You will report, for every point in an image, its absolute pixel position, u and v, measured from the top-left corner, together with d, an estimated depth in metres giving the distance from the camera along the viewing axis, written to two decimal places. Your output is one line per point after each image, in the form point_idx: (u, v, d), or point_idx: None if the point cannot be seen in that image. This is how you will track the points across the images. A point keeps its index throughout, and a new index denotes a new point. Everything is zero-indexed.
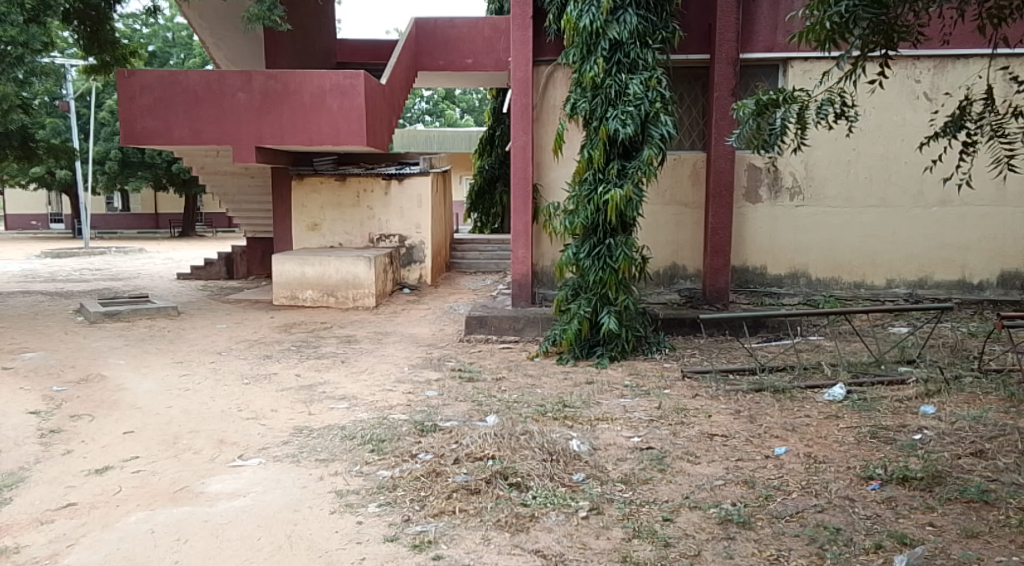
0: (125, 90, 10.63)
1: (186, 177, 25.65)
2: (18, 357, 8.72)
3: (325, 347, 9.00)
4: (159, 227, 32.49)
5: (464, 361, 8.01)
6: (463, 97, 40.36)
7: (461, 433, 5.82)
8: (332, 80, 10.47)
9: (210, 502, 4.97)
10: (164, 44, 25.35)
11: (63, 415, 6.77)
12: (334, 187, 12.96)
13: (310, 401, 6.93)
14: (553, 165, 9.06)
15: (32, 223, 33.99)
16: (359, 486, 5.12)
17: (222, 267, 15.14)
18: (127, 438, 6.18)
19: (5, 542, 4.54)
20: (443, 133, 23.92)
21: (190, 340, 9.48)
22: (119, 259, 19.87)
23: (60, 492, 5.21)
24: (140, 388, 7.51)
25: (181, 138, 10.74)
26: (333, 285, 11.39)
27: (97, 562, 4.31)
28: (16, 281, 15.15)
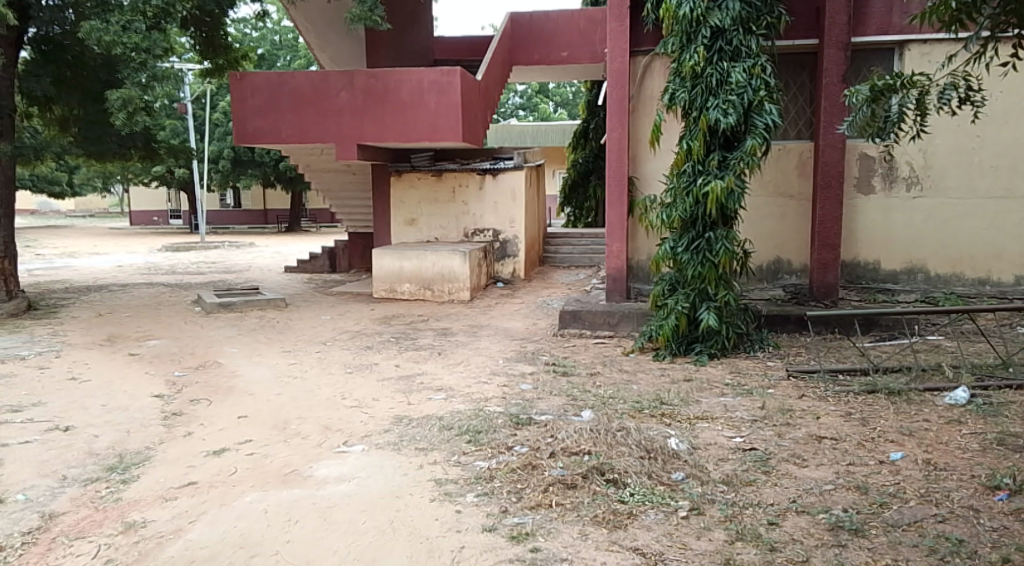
0: (238, 91, 11.11)
1: (292, 174, 26.64)
2: (143, 344, 9.26)
3: (423, 339, 9.17)
4: (267, 222, 33.87)
5: (559, 355, 8.00)
6: (559, 90, 40.31)
7: (557, 427, 5.81)
8: (431, 77, 10.64)
9: (318, 486, 5.14)
10: (272, 48, 26.36)
11: (184, 398, 7.15)
12: (430, 182, 13.19)
13: (409, 391, 7.08)
14: (650, 157, 8.92)
15: (154, 219, 36.03)
16: (457, 476, 5.20)
17: (326, 260, 15.64)
18: (241, 422, 6.46)
19: (134, 516, 4.82)
20: (539, 127, 24.01)
21: (297, 330, 9.84)
22: (233, 253, 20.81)
23: (182, 470, 5.50)
24: (252, 375, 7.84)
25: (288, 138, 11.11)
26: (430, 279, 11.57)
27: (215, 538, 4.52)
28: (140, 273, 16.08)
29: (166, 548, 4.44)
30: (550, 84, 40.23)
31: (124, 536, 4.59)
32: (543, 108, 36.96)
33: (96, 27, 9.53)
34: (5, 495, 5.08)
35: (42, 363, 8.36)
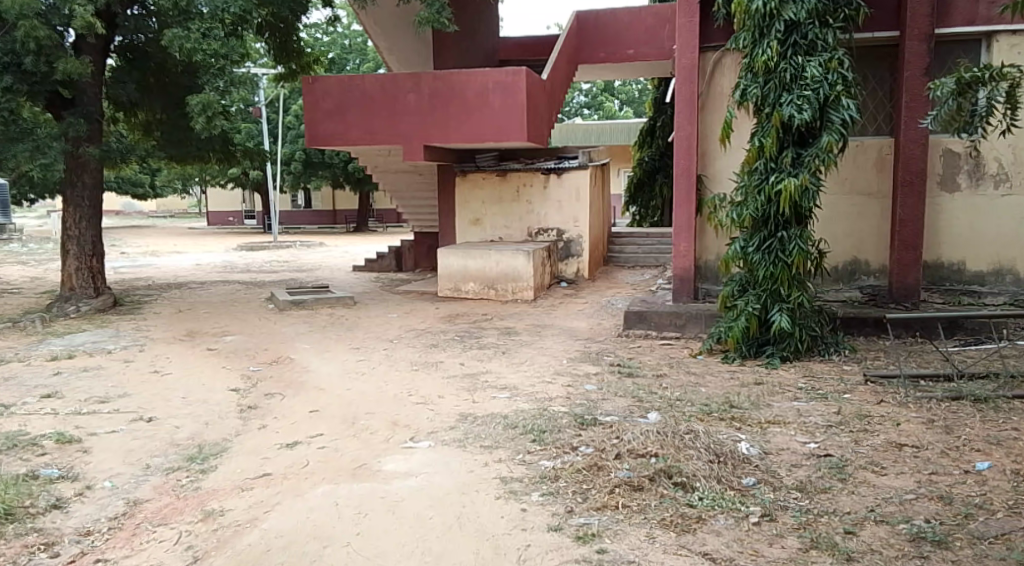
0: (310, 94, 11.47)
1: (361, 176, 27.12)
2: (220, 339, 9.55)
3: (488, 337, 9.21)
4: (336, 222, 34.55)
5: (624, 356, 7.94)
6: (624, 88, 40.04)
7: (622, 429, 5.76)
8: (496, 78, 10.66)
9: (386, 481, 5.21)
10: (342, 52, 26.90)
11: (259, 392, 7.35)
12: (495, 183, 13.25)
13: (474, 389, 7.12)
14: (718, 156, 8.79)
15: (230, 220, 37.12)
16: (522, 474, 5.20)
17: (392, 259, 15.88)
18: (312, 417, 6.61)
19: (212, 505, 4.98)
20: (604, 126, 23.92)
21: (365, 328, 10.00)
22: (305, 252, 21.29)
23: (257, 462, 5.64)
24: (323, 371, 8.01)
25: (357, 139, 11.31)
26: (494, 278, 11.60)
27: (289, 528, 4.62)
28: (217, 271, 16.61)
29: (243, 536, 4.56)
30: (616, 82, 40.02)
31: (203, 524, 4.73)
32: (607, 106, 36.75)
33: (178, 34, 9.79)
34: (93, 481, 5.28)
35: (126, 356, 8.70)
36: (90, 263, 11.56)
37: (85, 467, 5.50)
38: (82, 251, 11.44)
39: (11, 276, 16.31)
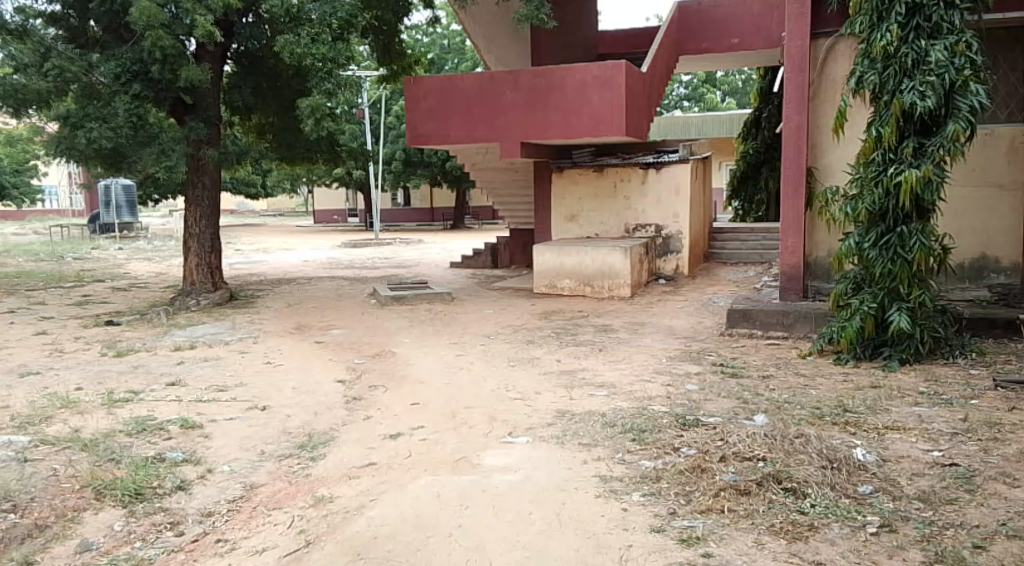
0: (411, 95, 11.63)
1: (458, 173, 27.47)
2: (326, 332, 9.86)
3: (584, 334, 9.16)
4: (434, 220, 35.17)
5: (727, 356, 7.73)
6: (726, 79, 39.18)
7: (727, 431, 5.61)
8: (594, 72, 10.52)
9: (486, 474, 5.24)
10: (441, 52, 27.34)
11: (363, 384, 7.54)
12: (591, 178, 13.18)
13: (571, 386, 7.08)
14: (831, 147, 8.45)
15: (334, 218, 38.31)
16: (623, 474, 5.14)
17: (488, 256, 16.03)
18: (413, 409, 6.72)
19: (322, 491, 5.13)
20: (705, 118, 23.44)
21: (463, 323, 10.11)
22: (404, 249, 21.74)
23: (362, 452, 5.78)
24: (424, 364, 8.14)
25: (457, 138, 11.47)
26: (590, 275, 11.51)
27: (394, 517, 4.70)
28: (323, 267, 17.14)
29: (351, 523, 4.67)
30: (718, 73, 39.18)
31: (314, 509, 4.88)
32: (708, 98, 35.95)
33: (289, 41, 10.22)
34: (213, 465, 5.51)
35: (242, 348, 9.08)
36: (208, 259, 12.16)
37: (206, 451, 5.75)
38: (202, 247, 12.03)
39: (138, 272, 17.32)
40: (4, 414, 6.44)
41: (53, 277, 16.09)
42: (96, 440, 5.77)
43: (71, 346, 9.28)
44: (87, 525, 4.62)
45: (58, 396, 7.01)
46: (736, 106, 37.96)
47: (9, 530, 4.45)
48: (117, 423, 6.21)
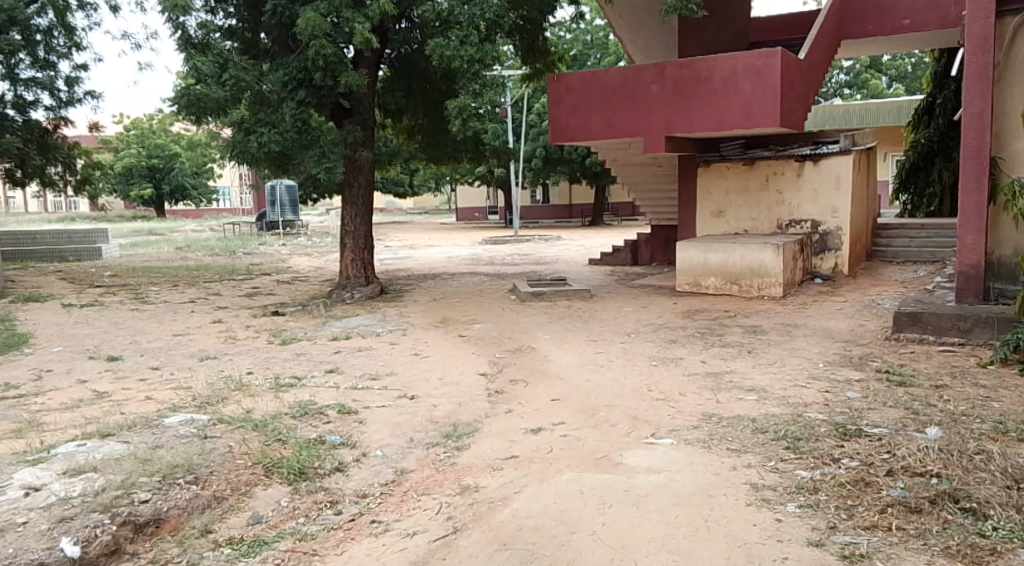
0: (553, 92, 11.74)
1: (598, 170, 27.26)
2: (469, 327, 10.00)
3: (732, 335, 8.82)
4: (573, 217, 35.17)
5: (893, 362, 7.22)
6: (893, 63, 36.79)
7: (895, 443, 5.22)
8: (746, 61, 10.08)
9: (629, 474, 5.12)
10: (584, 47, 27.25)
11: (505, 378, 7.60)
12: (741, 172, 12.70)
13: (718, 389, 6.81)
14: (1019, 136, 7.75)
15: (475, 215, 39.03)
16: (776, 483, 4.88)
17: (628, 254, 15.79)
18: (554, 405, 6.69)
19: (467, 481, 5.18)
20: (869, 107, 22.11)
21: (603, 320, 9.98)
22: (543, 246, 21.82)
23: (505, 444, 5.81)
24: (564, 361, 8.08)
25: (598, 133, 11.40)
26: (739, 273, 11.08)
27: (537, 511, 4.67)
28: (466, 263, 17.44)
29: (497, 513, 4.69)
30: (883, 57, 36.86)
31: (461, 497, 4.94)
32: (872, 83, 33.80)
33: (439, 44, 10.51)
34: (367, 450, 5.70)
35: (392, 339, 9.38)
36: (362, 255, 12.65)
37: (361, 436, 5.96)
38: (356, 244, 12.53)
39: (298, 266, 18.33)
40: (186, 394, 6.94)
41: (224, 270, 17.30)
42: (265, 421, 6.04)
43: (241, 334, 9.91)
44: (258, 500, 4.83)
45: (233, 379, 7.49)
46: (904, 92, 35.53)
47: (192, 500, 4.63)
48: (283, 406, 6.54)
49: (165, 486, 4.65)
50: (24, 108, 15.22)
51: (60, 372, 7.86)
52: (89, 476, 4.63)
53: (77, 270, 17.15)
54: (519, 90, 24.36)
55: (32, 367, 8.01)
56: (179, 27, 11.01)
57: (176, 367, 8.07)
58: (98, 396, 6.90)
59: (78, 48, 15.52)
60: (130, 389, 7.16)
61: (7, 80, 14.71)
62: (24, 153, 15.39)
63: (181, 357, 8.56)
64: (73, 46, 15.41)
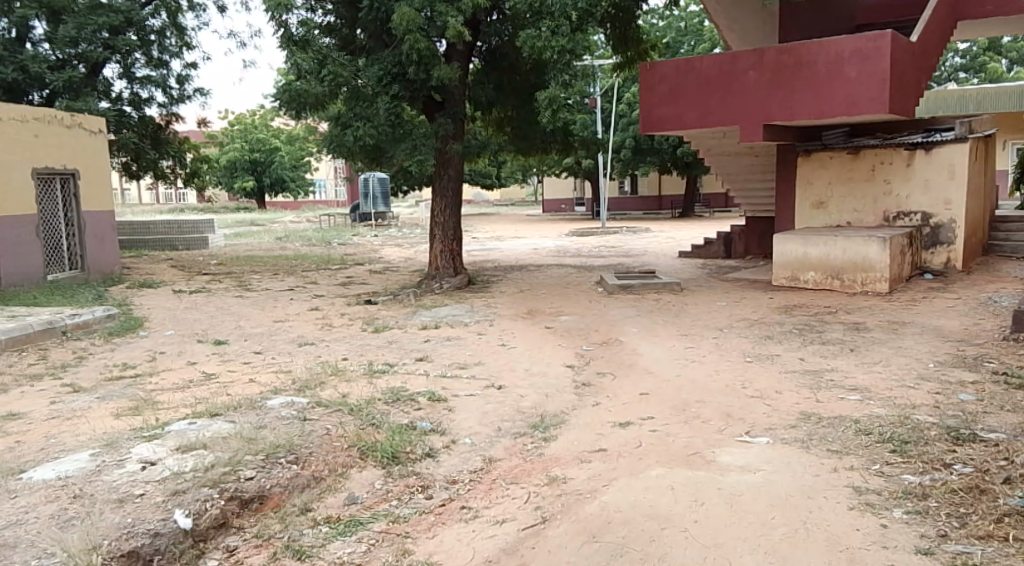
0: (646, 82, 11.62)
1: (689, 160, 26.79)
2: (556, 318, 9.98)
3: (832, 332, 8.50)
4: (662, 208, 34.77)
5: (1010, 364, 6.82)
6: (1012, 45, 34.87)
7: (1013, 450, 4.96)
8: (852, 45, 9.69)
9: (723, 472, 5.00)
10: (677, 35, 26.80)
11: (593, 370, 7.55)
12: (844, 161, 12.19)
13: (818, 388, 6.58)
14: None
15: (562, 207, 38.98)
16: (881, 487, 4.68)
17: (721, 246, 15.44)
18: (643, 399, 6.59)
19: (556, 471, 5.17)
20: (985, 91, 20.95)
21: (694, 314, 9.79)
22: (631, 238, 21.57)
23: (593, 437, 5.77)
24: (652, 355, 7.95)
25: (691, 123, 11.20)
26: (840, 268, 10.69)
27: (628, 505, 4.62)
28: (553, 255, 17.39)
29: (586, 505, 4.66)
30: (1003, 38, 34.84)
31: (549, 488, 4.92)
32: (990, 67, 31.99)
33: (531, 35, 10.47)
34: (456, 437, 5.75)
35: (480, 329, 9.44)
36: (450, 246, 12.76)
37: (451, 423, 6.02)
38: (445, 235, 12.65)
39: (390, 256, 18.70)
40: (286, 377, 7.17)
41: (321, 259, 17.81)
42: (360, 405, 6.17)
43: (336, 321, 10.16)
44: (353, 481, 4.95)
45: (329, 364, 7.71)
46: None
47: (293, 479, 4.78)
48: (376, 392, 6.67)
49: (268, 465, 4.81)
50: (139, 105, 15.99)
51: (172, 354, 8.24)
52: (199, 453, 4.83)
53: (185, 257, 17.97)
54: (609, 80, 24.17)
55: (146, 349, 8.43)
56: (282, 25, 11.35)
57: (277, 352, 8.34)
58: (206, 377, 7.20)
59: (189, 47, 16.24)
60: (234, 371, 7.46)
61: (125, 79, 15.52)
62: (140, 147, 16.19)
63: (281, 342, 8.84)
64: (184, 46, 16.10)
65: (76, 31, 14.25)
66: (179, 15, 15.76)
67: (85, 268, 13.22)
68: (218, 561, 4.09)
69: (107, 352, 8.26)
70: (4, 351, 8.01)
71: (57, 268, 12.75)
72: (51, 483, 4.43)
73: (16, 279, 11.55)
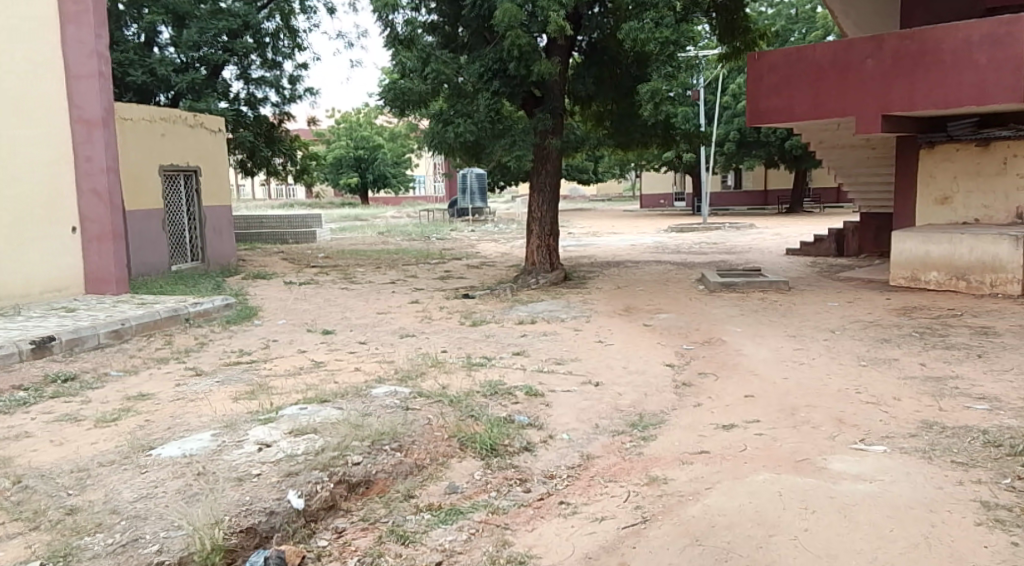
0: (755, 72, 11.27)
1: (798, 154, 25.97)
2: (656, 316, 9.83)
3: (955, 337, 8.04)
4: (767, 203, 33.88)
5: None
6: None
7: None
8: (982, 30, 9.15)
9: (835, 480, 4.80)
10: (787, 23, 25.97)
11: (694, 370, 7.39)
12: (972, 154, 11.52)
13: (940, 395, 6.23)
14: None
15: (661, 202, 38.41)
16: (1012, 502, 4.40)
17: (833, 243, 14.84)
18: (747, 401, 6.39)
19: (657, 472, 5.07)
20: None
21: (803, 315, 9.45)
22: (734, 234, 21.03)
23: (695, 438, 5.64)
24: (757, 356, 7.72)
25: (802, 114, 10.81)
26: (967, 268, 10.12)
27: (733, 509, 4.49)
28: (651, 251, 17.16)
29: (688, 507, 4.55)
30: None
31: (649, 488, 4.84)
32: None
33: (634, 27, 10.30)
34: (554, 432, 5.73)
35: (577, 325, 9.40)
36: (547, 242, 12.71)
37: (548, 418, 6.01)
38: (542, 231, 12.62)
39: (487, 251, 18.86)
40: (389, 367, 7.32)
41: (421, 253, 18.15)
42: (459, 397, 6.23)
43: (436, 314, 10.31)
44: (454, 471, 5.01)
45: (430, 356, 7.82)
46: None
47: (397, 465, 4.88)
48: (474, 384, 6.73)
49: (373, 451, 4.90)
50: (255, 105, 16.67)
51: (284, 342, 8.54)
52: (310, 437, 4.97)
53: (294, 251, 18.65)
54: (713, 72, 23.66)
55: (259, 337, 8.77)
56: (388, 25, 11.59)
57: (380, 343, 8.53)
58: (315, 365, 7.44)
59: (300, 49, 16.79)
60: (341, 360, 7.68)
61: (242, 80, 16.17)
62: (254, 145, 16.88)
63: (384, 334, 9.04)
64: (296, 47, 16.70)
65: (198, 35, 15.00)
66: (292, 18, 16.37)
67: (205, 259, 13.90)
68: (329, 541, 4.20)
69: (224, 339, 8.65)
70: (134, 335, 8.49)
71: (180, 260, 13.44)
72: (177, 460, 4.65)
73: (144, 270, 12.24)
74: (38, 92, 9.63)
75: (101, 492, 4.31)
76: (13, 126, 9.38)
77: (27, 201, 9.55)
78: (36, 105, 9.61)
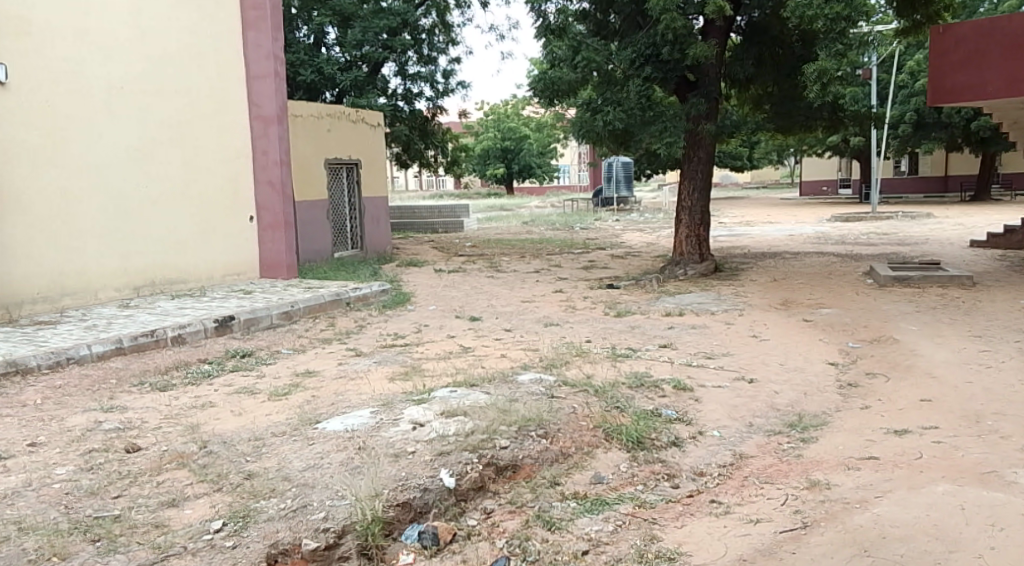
0: (939, 48, 10.44)
1: (986, 135, 24.09)
2: (817, 311, 9.32)
3: None
4: (948, 190, 31.73)
5: None
6: None
7: None
8: None
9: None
10: None
11: (860, 370, 6.95)
12: None
13: None
14: None
15: (823, 189, 36.61)
16: None
17: None
18: (923, 406, 5.92)
19: (818, 476, 4.79)
20: None
21: (989, 313, 8.69)
22: (906, 224, 19.69)
23: (862, 443, 5.28)
24: (934, 356, 7.15)
25: (994, 91, 9.94)
26: None
27: (908, 521, 4.15)
28: (811, 241, 16.34)
29: (855, 515, 4.26)
30: None
31: (810, 492, 4.58)
32: None
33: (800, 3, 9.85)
34: (704, 428, 5.54)
35: (728, 318, 9.09)
36: (697, 231, 12.30)
37: (698, 414, 5.81)
38: (691, 219, 12.22)
39: (634, 241, 18.64)
40: (535, 355, 7.34)
41: (567, 243, 18.13)
42: (605, 387, 6.13)
43: (581, 303, 10.27)
44: (600, 461, 4.93)
45: (575, 345, 7.78)
46: None
47: (544, 452, 4.86)
48: (620, 375, 6.63)
49: (521, 436, 4.92)
50: (411, 100, 17.18)
51: (435, 327, 8.76)
52: (460, 420, 5.04)
53: (445, 239, 19.13)
54: (886, 51, 22.13)
55: (413, 322, 9.04)
56: (540, 15, 11.62)
57: (526, 330, 8.58)
58: (464, 350, 7.56)
59: (453, 44, 17.16)
60: (489, 346, 7.77)
61: (399, 76, 16.68)
62: (410, 138, 17.41)
63: (530, 322, 9.08)
64: (450, 42, 17.08)
65: (361, 34, 15.69)
66: (446, 13, 16.76)
67: (363, 247, 14.48)
68: (477, 521, 4.23)
69: (381, 322, 8.98)
70: (301, 317, 8.96)
71: (341, 247, 14.08)
72: (340, 434, 4.85)
73: (311, 257, 12.93)
74: (223, 91, 10.35)
75: (274, 460, 4.56)
76: (202, 123, 10.10)
77: (212, 192, 10.26)
78: (221, 104, 10.34)
